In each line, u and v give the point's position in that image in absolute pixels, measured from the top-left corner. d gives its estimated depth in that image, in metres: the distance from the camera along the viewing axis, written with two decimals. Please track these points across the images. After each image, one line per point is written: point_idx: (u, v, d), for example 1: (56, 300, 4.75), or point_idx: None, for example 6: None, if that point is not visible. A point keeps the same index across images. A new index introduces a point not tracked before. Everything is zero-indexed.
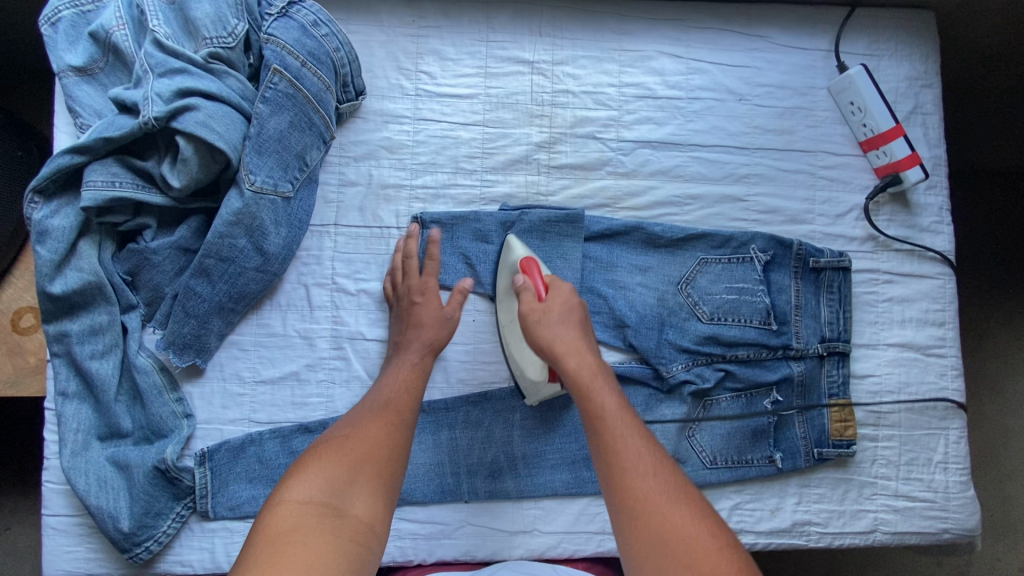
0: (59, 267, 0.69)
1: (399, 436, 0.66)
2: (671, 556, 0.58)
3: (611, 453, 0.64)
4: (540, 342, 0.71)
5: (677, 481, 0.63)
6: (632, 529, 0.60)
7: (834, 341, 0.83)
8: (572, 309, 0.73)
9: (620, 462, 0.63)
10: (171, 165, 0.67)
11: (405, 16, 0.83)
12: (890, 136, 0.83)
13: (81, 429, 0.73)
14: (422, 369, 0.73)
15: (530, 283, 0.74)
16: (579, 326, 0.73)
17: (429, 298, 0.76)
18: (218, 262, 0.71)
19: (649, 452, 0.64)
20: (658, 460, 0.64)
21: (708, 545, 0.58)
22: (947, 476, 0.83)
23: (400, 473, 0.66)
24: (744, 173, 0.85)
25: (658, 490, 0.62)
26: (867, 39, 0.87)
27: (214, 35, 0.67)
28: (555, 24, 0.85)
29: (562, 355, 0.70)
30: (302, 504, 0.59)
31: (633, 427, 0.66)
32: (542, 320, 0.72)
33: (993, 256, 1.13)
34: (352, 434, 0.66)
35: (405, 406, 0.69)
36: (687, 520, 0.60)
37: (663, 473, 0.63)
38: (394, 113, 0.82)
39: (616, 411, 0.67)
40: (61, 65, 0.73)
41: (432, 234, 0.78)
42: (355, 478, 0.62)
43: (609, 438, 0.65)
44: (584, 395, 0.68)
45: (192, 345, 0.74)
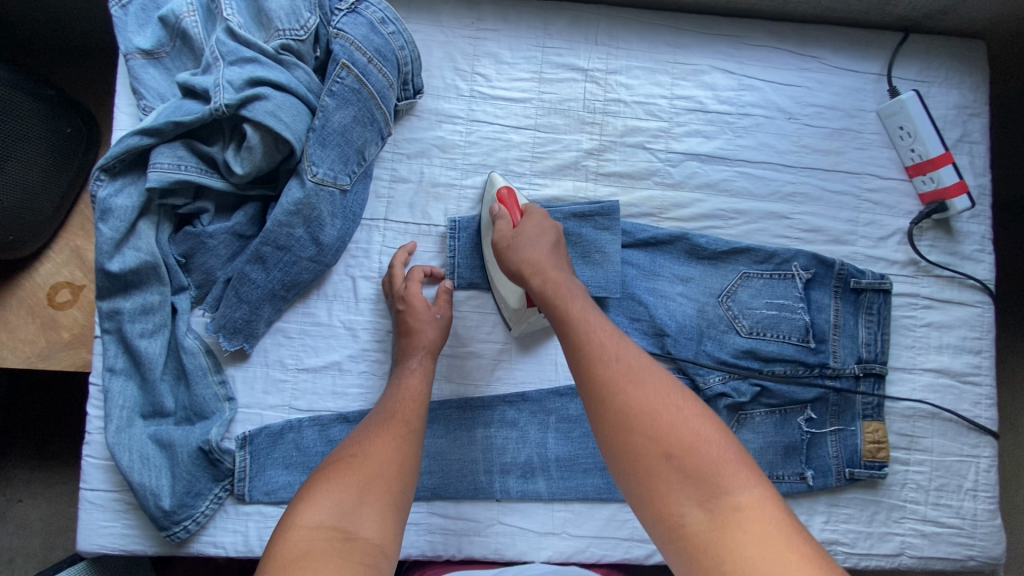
0: (119, 246, 0.70)
1: (405, 446, 0.65)
2: (675, 460, 0.56)
3: (600, 369, 0.61)
4: (514, 265, 0.71)
5: (669, 383, 0.61)
6: (630, 437, 0.58)
7: (871, 362, 0.83)
8: (544, 234, 0.73)
9: (610, 376, 0.60)
10: (236, 152, 0.68)
11: (464, 17, 0.84)
12: (937, 163, 0.84)
13: (126, 406, 0.74)
14: (426, 373, 0.73)
15: (504, 209, 0.76)
16: (551, 249, 0.73)
17: (413, 302, 0.75)
18: (274, 249, 0.72)
19: (636, 359, 0.62)
20: (647, 365, 0.62)
21: (709, 446, 0.57)
22: (976, 504, 0.84)
23: (408, 491, 0.63)
24: (789, 191, 0.86)
25: (651, 392, 0.60)
26: (918, 66, 0.88)
27: (287, 27, 0.69)
28: (611, 34, 0.86)
29: (535, 274, 0.69)
30: (313, 529, 0.55)
31: (618, 340, 0.64)
32: (517, 241, 0.72)
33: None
34: (357, 452, 0.63)
35: (410, 417, 0.68)
36: (684, 418, 0.58)
37: (654, 378, 0.61)
38: (448, 113, 0.83)
39: (596, 323, 0.65)
40: (129, 46, 0.74)
41: (410, 244, 0.80)
42: (366, 498, 0.59)
43: (596, 354, 0.62)
44: (563, 311, 0.66)
45: (240, 330, 0.76)
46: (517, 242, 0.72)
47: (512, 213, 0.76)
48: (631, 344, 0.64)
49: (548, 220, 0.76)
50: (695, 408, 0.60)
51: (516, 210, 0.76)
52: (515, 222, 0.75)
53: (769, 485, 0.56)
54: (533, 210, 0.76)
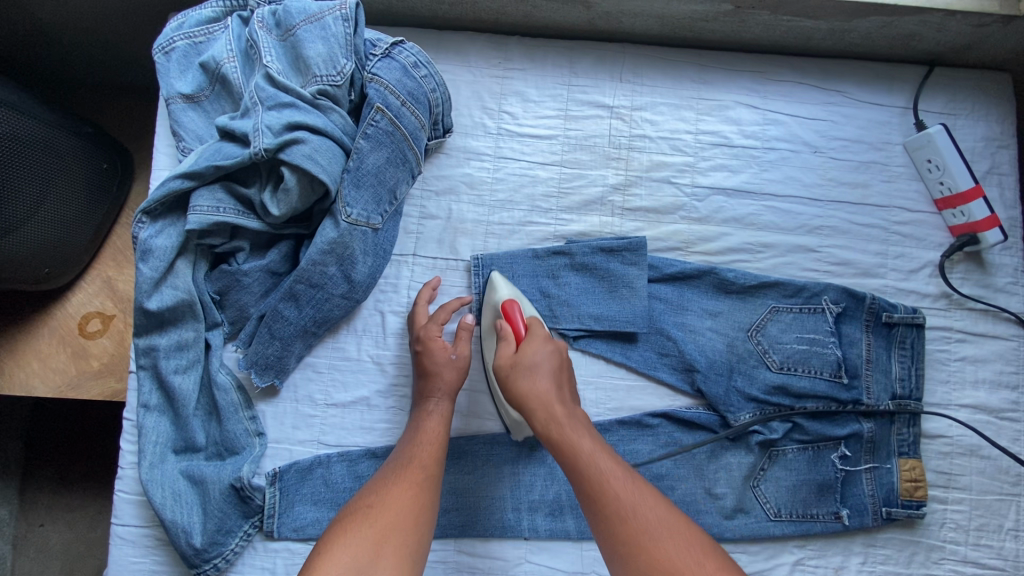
0: (157, 284, 0.72)
1: (421, 496, 0.65)
2: None
3: (619, 526, 0.61)
4: (520, 396, 0.70)
5: (688, 530, 0.61)
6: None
7: (906, 399, 0.81)
8: (548, 363, 0.73)
9: (631, 531, 0.60)
10: (273, 194, 0.70)
11: (491, 57, 0.86)
12: (968, 197, 0.83)
13: (159, 442, 0.75)
14: (445, 415, 0.73)
15: (509, 326, 0.75)
16: (557, 381, 0.72)
17: (431, 346, 0.75)
18: (307, 287, 0.74)
19: (649, 506, 0.62)
20: (666, 513, 0.62)
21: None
22: (1018, 544, 0.81)
23: (423, 542, 0.63)
24: (817, 224, 0.86)
25: (672, 545, 0.59)
26: (943, 99, 0.88)
27: (325, 73, 0.71)
28: (636, 72, 0.87)
29: (541, 414, 0.69)
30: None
31: (634, 489, 0.64)
32: (522, 365, 0.72)
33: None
34: (374, 503, 0.63)
35: (428, 460, 0.68)
36: (706, 572, 0.57)
37: (676, 528, 0.61)
38: (475, 150, 0.84)
39: (607, 466, 0.65)
40: (170, 91, 0.76)
41: (432, 279, 0.81)
42: (380, 551, 0.59)
43: (613, 509, 0.62)
44: (574, 455, 0.66)
45: (272, 366, 0.76)
46: (521, 380, 0.71)
47: (513, 334, 0.75)
48: (645, 489, 0.64)
49: (553, 350, 0.74)
50: (715, 559, 0.59)
51: (521, 330, 0.75)
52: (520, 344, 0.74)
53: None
54: (536, 328, 0.75)
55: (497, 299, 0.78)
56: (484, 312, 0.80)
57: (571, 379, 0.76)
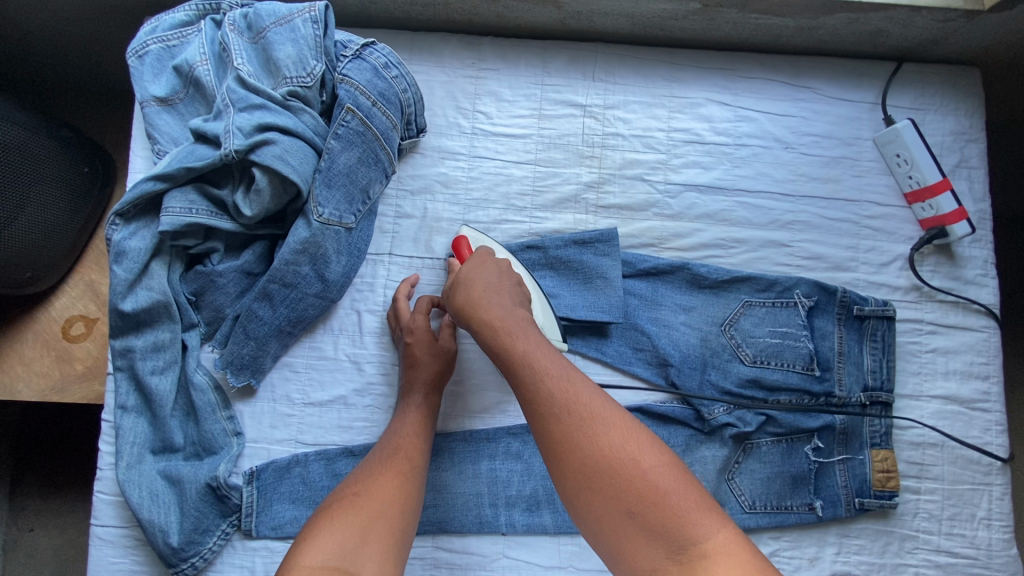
0: (132, 286, 0.73)
1: (406, 484, 0.65)
2: (637, 515, 0.56)
3: (555, 423, 0.60)
4: (463, 307, 0.72)
5: (627, 426, 0.60)
6: (590, 490, 0.58)
7: (877, 390, 0.82)
8: (492, 276, 0.74)
9: (567, 429, 0.60)
10: (245, 194, 0.71)
11: (465, 58, 0.87)
12: (935, 190, 0.84)
13: (137, 443, 0.76)
14: (428, 409, 0.74)
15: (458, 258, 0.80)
16: (501, 290, 0.73)
17: (417, 335, 0.76)
18: (281, 287, 0.74)
19: (589, 404, 0.61)
20: (602, 405, 0.62)
21: (671, 495, 0.56)
22: (990, 533, 0.82)
23: (409, 531, 0.63)
24: (789, 219, 0.87)
25: (606, 440, 0.59)
26: (912, 94, 0.89)
27: (295, 75, 0.71)
28: (608, 70, 0.88)
29: (484, 323, 0.69)
30: (315, 569, 0.54)
31: (572, 386, 0.63)
32: (462, 281, 0.74)
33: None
34: (361, 490, 0.63)
35: (414, 452, 0.69)
36: (640, 465, 0.58)
37: (612, 423, 0.60)
38: (450, 150, 0.85)
39: (545, 363, 0.64)
40: (144, 95, 0.77)
41: (411, 276, 0.82)
42: (367, 537, 0.59)
43: (548, 407, 0.61)
44: (510, 358, 0.66)
45: (247, 365, 0.77)
46: (468, 290, 0.72)
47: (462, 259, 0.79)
48: (582, 382, 0.64)
49: (500, 266, 0.76)
50: (656, 451, 0.59)
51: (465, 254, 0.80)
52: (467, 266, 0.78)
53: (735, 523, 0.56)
54: (484, 253, 0.77)
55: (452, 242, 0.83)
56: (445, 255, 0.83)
57: (523, 287, 0.77)
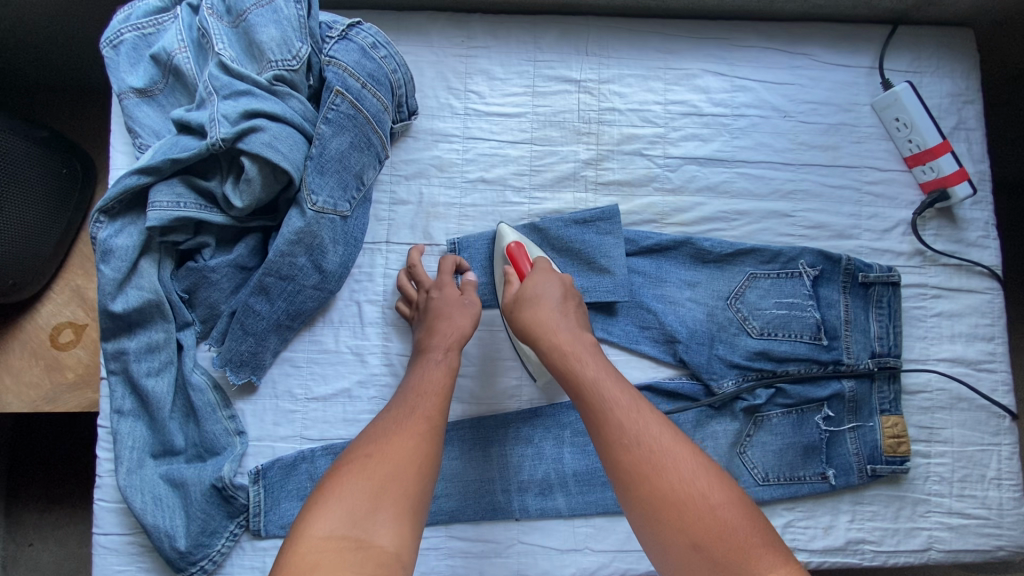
0: (121, 285, 0.70)
1: (424, 447, 0.62)
2: (704, 550, 0.55)
3: (623, 455, 0.60)
4: (525, 326, 0.71)
5: (693, 461, 0.60)
6: (659, 526, 0.58)
7: (885, 356, 0.82)
8: (551, 290, 0.73)
9: (637, 460, 0.60)
10: (234, 185, 0.68)
11: (454, 36, 0.84)
12: (936, 153, 0.83)
13: (136, 447, 0.73)
14: (450, 367, 0.70)
15: (515, 269, 0.76)
16: (561, 307, 0.72)
17: (445, 294, 0.74)
18: (277, 279, 0.72)
19: (657, 436, 0.62)
20: (670, 438, 0.62)
21: (736, 533, 0.56)
22: (1000, 492, 0.82)
23: (426, 495, 0.61)
24: (790, 188, 0.86)
25: (676, 477, 0.59)
26: (909, 57, 0.88)
27: (279, 58, 0.68)
28: (602, 44, 0.86)
29: (550, 349, 0.69)
30: (323, 540, 0.54)
31: (637, 415, 0.63)
32: (526, 299, 0.72)
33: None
34: (373, 453, 0.61)
35: (431, 411, 0.65)
36: (710, 505, 0.57)
37: (682, 458, 0.60)
38: (444, 132, 0.83)
39: (611, 396, 0.65)
40: (122, 86, 0.73)
41: (416, 246, 0.80)
42: (379, 504, 0.57)
43: (618, 438, 0.62)
44: (578, 380, 0.67)
45: (247, 362, 0.75)
46: (530, 306, 0.71)
47: (519, 270, 0.76)
48: (649, 415, 0.64)
49: (557, 280, 0.74)
50: (720, 484, 0.59)
51: (526, 266, 0.76)
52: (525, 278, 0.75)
53: (794, 557, 0.56)
54: (541, 266, 0.76)
55: (504, 246, 0.78)
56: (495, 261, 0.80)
57: (582, 303, 0.76)
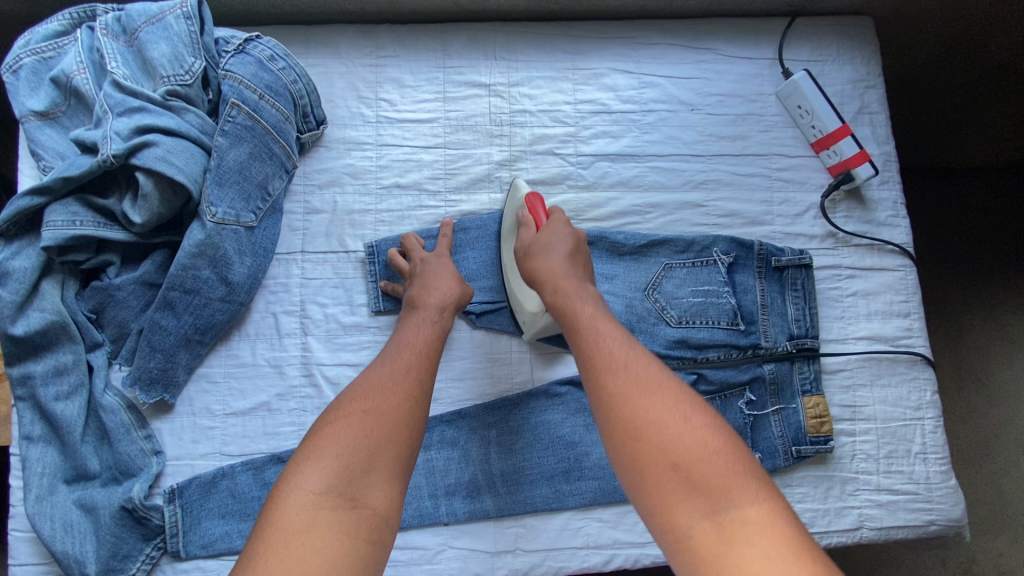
0: (22, 308, 0.70)
1: (418, 407, 0.62)
2: (683, 471, 0.54)
3: (610, 376, 0.60)
4: (531, 271, 0.72)
5: (678, 391, 0.59)
6: (637, 448, 0.56)
7: (802, 337, 0.83)
8: (563, 243, 0.73)
9: (622, 384, 0.59)
10: (132, 202, 0.69)
11: (363, 47, 0.86)
12: (837, 136, 0.86)
13: (46, 474, 0.71)
14: (441, 327, 0.70)
15: (531, 216, 0.77)
16: (569, 257, 0.72)
17: (441, 261, 0.77)
18: (181, 294, 0.72)
19: (640, 364, 0.61)
20: (657, 372, 0.61)
21: (716, 455, 0.55)
22: (927, 467, 0.83)
23: (414, 452, 0.61)
24: (701, 179, 0.87)
25: (659, 400, 0.58)
26: (809, 47, 0.91)
27: (172, 73, 0.70)
28: (510, 48, 0.88)
29: (548, 283, 0.70)
30: (316, 496, 0.54)
31: (628, 347, 0.63)
32: (537, 248, 0.73)
33: (946, 244, 1.23)
34: (371, 408, 0.60)
35: (422, 365, 0.65)
36: (693, 433, 0.56)
37: (665, 387, 0.60)
38: (356, 141, 0.84)
39: (604, 332, 0.65)
40: (23, 110, 0.74)
41: (409, 237, 0.80)
42: (372, 465, 0.57)
43: (606, 363, 0.61)
44: (573, 319, 0.67)
45: (158, 380, 0.74)
46: (536, 252, 0.73)
47: (537, 218, 0.77)
48: (640, 348, 0.64)
49: (569, 225, 0.75)
50: (703, 415, 0.58)
51: (542, 216, 0.77)
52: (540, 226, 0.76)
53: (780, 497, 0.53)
54: (558, 213, 0.76)
55: (521, 198, 0.80)
56: (506, 212, 0.82)
57: (588, 256, 0.75)
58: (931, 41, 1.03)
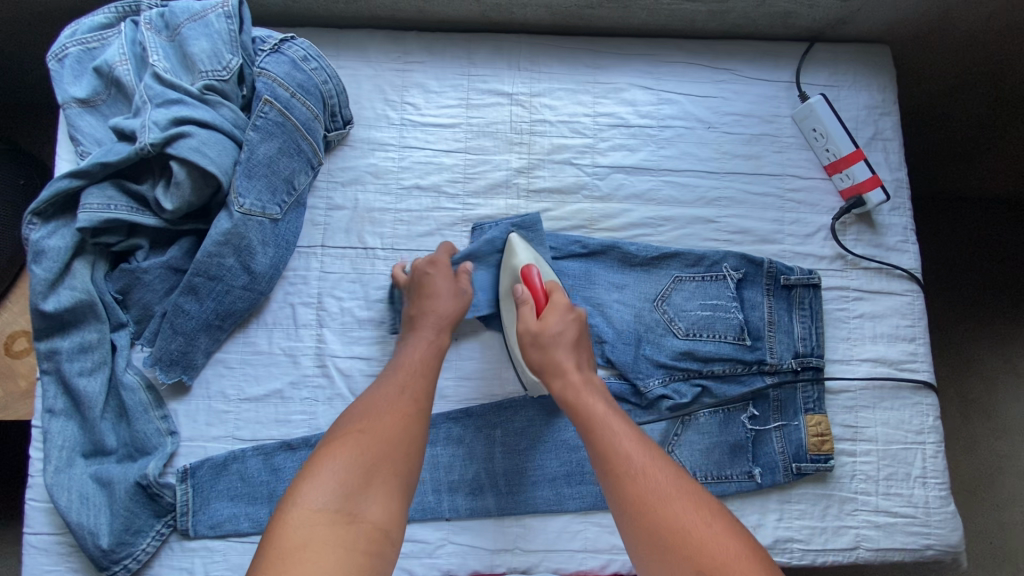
0: (53, 286, 0.72)
1: (414, 427, 0.65)
2: (707, 574, 0.56)
3: (629, 485, 0.63)
4: (543, 365, 0.75)
5: (696, 497, 0.62)
6: (660, 548, 0.59)
7: (807, 356, 0.84)
8: (568, 325, 0.76)
9: (642, 492, 0.63)
10: (165, 189, 0.72)
11: (391, 52, 0.89)
12: (851, 160, 0.87)
13: (66, 447, 0.74)
14: (438, 345, 0.76)
15: (527, 291, 0.78)
16: (575, 344, 0.76)
17: (440, 274, 0.79)
18: (206, 280, 0.75)
19: (652, 463, 0.65)
20: (675, 476, 0.64)
21: (739, 560, 0.56)
22: (926, 491, 0.84)
23: (413, 470, 0.64)
24: (714, 196, 0.89)
25: (680, 507, 0.61)
26: (826, 72, 0.93)
27: (210, 68, 0.73)
28: (533, 59, 0.90)
29: (558, 380, 0.73)
30: (315, 512, 0.56)
31: (645, 449, 0.67)
32: (543, 339, 0.75)
33: (956, 274, 1.23)
34: (366, 427, 0.64)
35: (420, 387, 0.70)
36: (713, 532, 0.59)
37: (682, 491, 0.62)
38: (380, 142, 0.86)
39: (620, 432, 0.68)
40: (65, 96, 0.77)
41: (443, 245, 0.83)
42: (371, 481, 0.60)
43: (625, 469, 0.65)
44: (590, 416, 0.70)
45: (178, 361, 0.76)
46: (545, 344, 0.74)
47: (535, 297, 0.78)
48: (658, 454, 0.67)
49: (568, 307, 0.78)
50: (722, 519, 0.60)
51: (542, 296, 0.78)
52: (539, 307, 0.78)
53: None
54: (555, 292, 0.78)
55: (517, 263, 0.81)
56: (505, 275, 0.83)
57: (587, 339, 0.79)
58: (948, 72, 1.04)
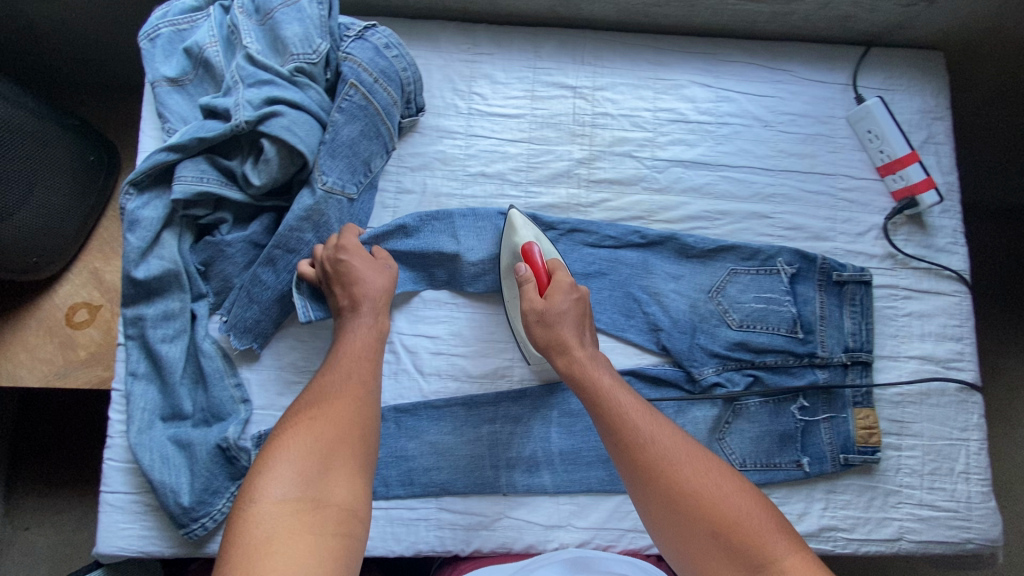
0: (145, 254, 0.76)
1: (360, 413, 0.67)
2: (723, 536, 0.60)
3: (640, 454, 0.66)
4: (549, 342, 0.76)
5: (705, 459, 0.66)
6: (677, 516, 0.63)
7: (857, 351, 0.87)
8: (573, 304, 0.77)
9: (653, 460, 0.65)
10: (253, 165, 0.75)
11: (461, 43, 0.92)
12: (905, 162, 0.90)
13: (148, 409, 0.78)
14: (376, 326, 0.76)
15: (529, 269, 0.79)
16: (578, 320, 0.77)
17: (354, 258, 0.76)
18: (286, 253, 0.79)
19: (660, 432, 0.68)
20: (683, 442, 0.68)
21: (753, 517, 0.61)
22: (969, 486, 0.86)
23: (369, 451, 0.66)
24: (769, 192, 0.92)
25: (691, 472, 0.64)
26: (881, 76, 0.95)
27: (301, 51, 0.76)
28: (597, 54, 0.93)
29: (564, 356, 0.75)
30: (278, 502, 0.58)
31: (652, 419, 0.69)
32: (550, 318, 0.76)
33: (992, 282, 1.25)
34: (316, 415, 0.66)
35: (365, 372, 0.71)
36: (724, 493, 0.63)
37: (690, 456, 0.66)
38: (448, 129, 0.89)
39: (625, 401, 0.71)
40: (156, 75, 0.80)
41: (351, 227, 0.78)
42: (327, 467, 0.62)
43: (633, 438, 0.67)
44: (594, 389, 0.72)
45: (251, 330, 0.79)
46: (551, 316, 0.76)
47: (540, 279, 0.79)
48: (664, 422, 0.70)
49: (570, 286, 0.79)
50: (732, 480, 0.65)
51: (544, 274, 0.79)
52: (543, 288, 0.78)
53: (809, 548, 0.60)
54: (557, 270, 0.80)
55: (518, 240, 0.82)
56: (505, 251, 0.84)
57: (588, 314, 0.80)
58: (997, 81, 1.06)
